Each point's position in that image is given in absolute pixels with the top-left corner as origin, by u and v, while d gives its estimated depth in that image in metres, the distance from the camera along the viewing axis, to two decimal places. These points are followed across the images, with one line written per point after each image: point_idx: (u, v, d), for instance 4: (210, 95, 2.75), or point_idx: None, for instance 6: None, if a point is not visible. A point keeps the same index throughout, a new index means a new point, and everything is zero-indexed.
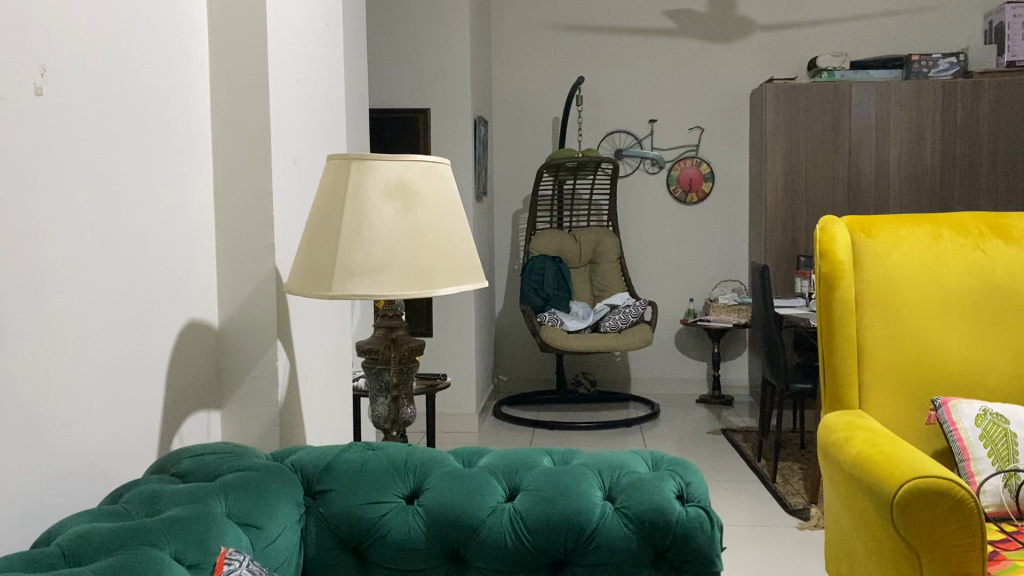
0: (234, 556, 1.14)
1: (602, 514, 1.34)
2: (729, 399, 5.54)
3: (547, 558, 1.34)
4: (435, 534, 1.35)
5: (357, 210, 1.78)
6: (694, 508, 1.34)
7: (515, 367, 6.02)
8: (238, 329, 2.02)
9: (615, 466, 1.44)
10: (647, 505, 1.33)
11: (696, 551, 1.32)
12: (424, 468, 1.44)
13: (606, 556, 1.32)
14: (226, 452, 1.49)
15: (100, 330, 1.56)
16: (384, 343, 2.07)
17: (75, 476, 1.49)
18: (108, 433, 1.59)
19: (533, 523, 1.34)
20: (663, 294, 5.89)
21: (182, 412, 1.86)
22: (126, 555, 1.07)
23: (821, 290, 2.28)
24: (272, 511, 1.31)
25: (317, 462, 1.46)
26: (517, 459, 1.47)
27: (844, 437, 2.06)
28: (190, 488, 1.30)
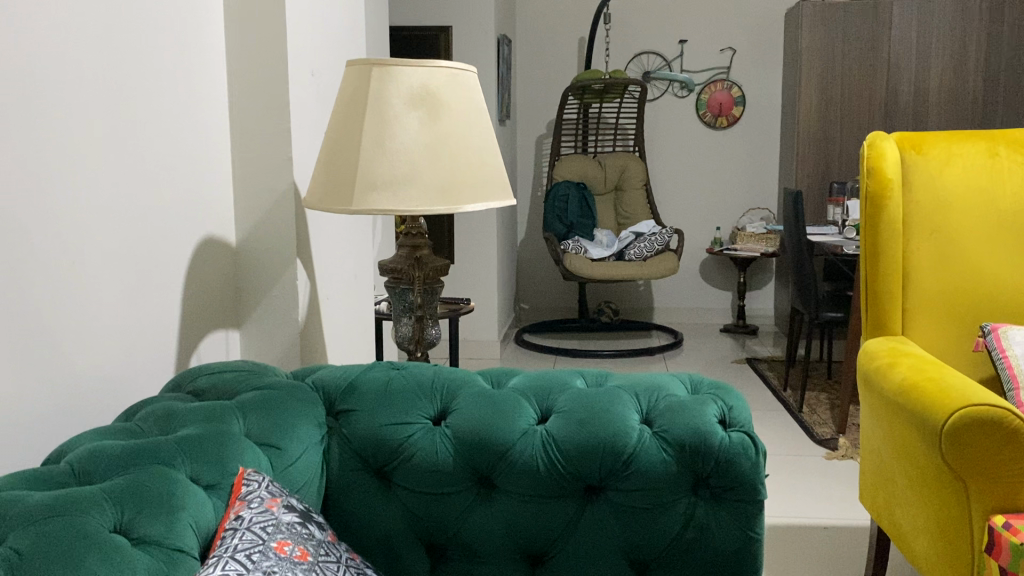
0: (253, 476, 1.07)
1: (640, 438, 1.27)
2: (754, 329, 5.46)
3: (581, 483, 1.27)
4: (463, 456, 1.29)
5: (379, 120, 1.68)
6: (737, 434, 1.27)
7: (537, 295, 5.95)
8: (257, 247, 1.94)
9: (652, 389, 1.36)
10: (687, 429, 1.26)
11: (740, 477, 1.24)
12: (452, 388, 1.37)
13: (645, 481, 1.25)
14: (244, 370, 1.42)
15: (111, 242, 1.49)
16: (408, 262, 1.98)
17: (87, 396, 1.43)
18: (120, 353, 1.52)
19: (566, 447, 1.26)
20: (689, 222, 5.76)
21: (200, 331, 1.80)
22: (139, 473, 1.01)
23: (868, 211, 2.16)
24: (293, 431, 1.25)
25: (340, 382, 1.39)
26: (548, 380, 1.39)
27: (887, 364, 1.97)
28: (207, 406, 1.24)
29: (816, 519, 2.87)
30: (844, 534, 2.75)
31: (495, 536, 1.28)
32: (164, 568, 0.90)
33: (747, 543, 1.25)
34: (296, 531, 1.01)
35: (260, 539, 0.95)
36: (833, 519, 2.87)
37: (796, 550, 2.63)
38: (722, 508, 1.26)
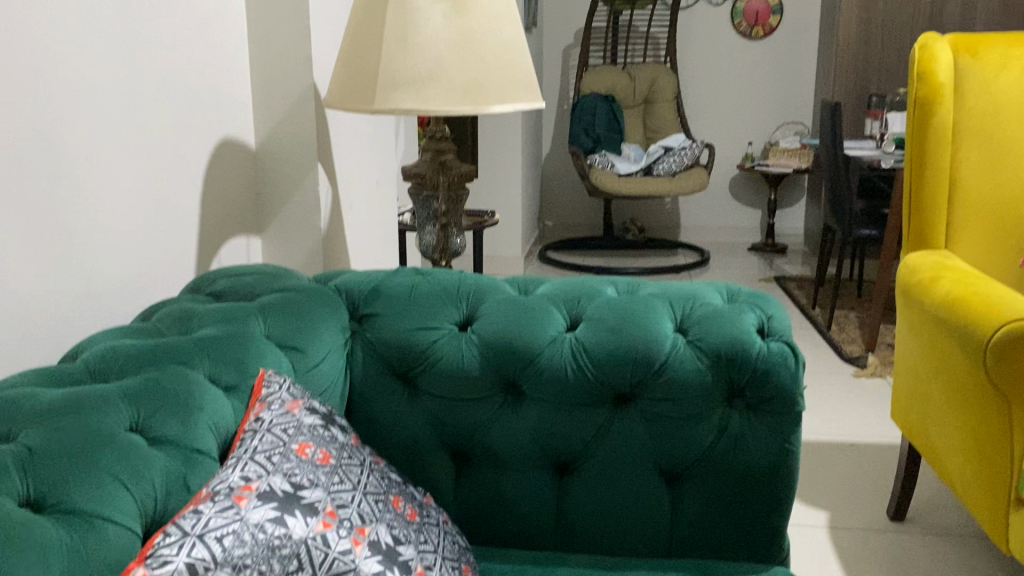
0: (274, 378, 1.04)
1: (674, 346, 1.22)
2: (783, 247, 5.36)
3: (612, 390, 1.22)
4: (490, 363, 1.24)
5: (402, 13, 1.58)
6: (777, 343, 1.21)
7: (562, 210, 5.86)
8: (277, 150, 1.88)
9: (688, 297, 1.30)
10: (724, 338, 1.20)
11: (778, 388, 1.19)
12: (479, 294, 1.32)
13: (678, 390, 1.20)
14: (265, 273, 1.38)
15: (128, 136, 1.43)
16: (432, 167, 1.90)
17: (109, 297, 1.40)
18: (140, 255, 1.48)
19: (597, 353, 1.22)
20: (720, 137, 5.60)
21: (220, 236, 1.75)
22: (156, 372, 0.97)
23: (916, 118, 2.04)
24: (315, 334, 1.22)
25: (363, 286, 1.35)
26: (578, 287, 1.34)
27: (930, 278, 1.89)
28: (227, 307, 1.20)
29: (843, 437, 2.84)
30: (871, 452, 2.72)
31: (522, 443, 1.25)
32: (183, 470, 0.87)
33: (782, 455, 1.21)
34: (319, 433, 0.97)
35: (281, 440, 0.92)
36: (860, 436, 2.84)
37: (822, 466, 2.61)
38: (757, 419, 1.21)
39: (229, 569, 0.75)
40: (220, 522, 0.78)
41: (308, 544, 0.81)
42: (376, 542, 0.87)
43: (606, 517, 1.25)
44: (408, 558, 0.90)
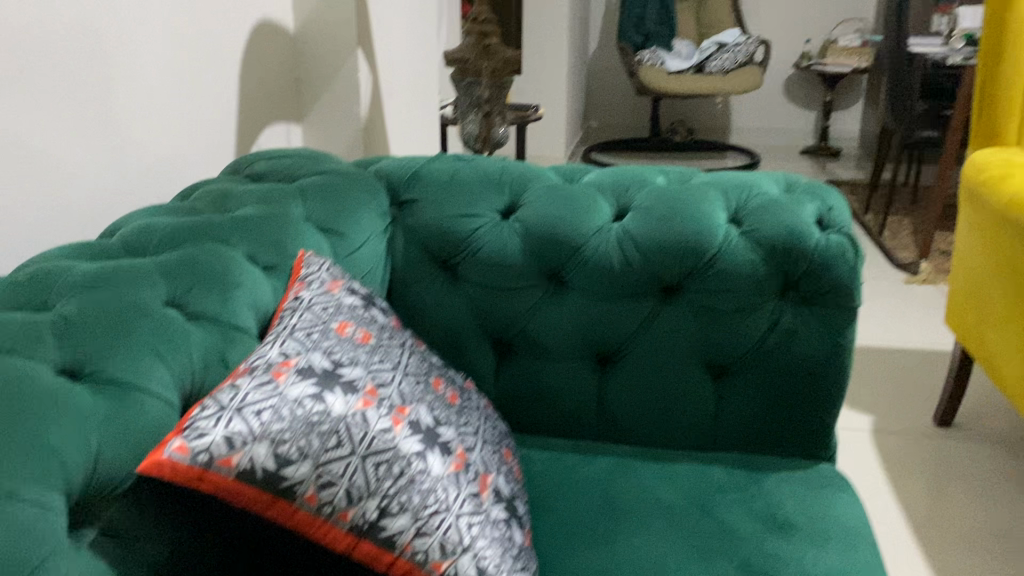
0: (313, 260, 1.01)
1: (726, 238, 1.16)
2: (837, 151, 5.16)
3: (659, 282, 1.18)
4: (534, 251, 1.20)
5: None
6: (836, 235, 1.15)
7: (608, 110, 5.70)
8: (316, 33, 1.81)
9: (743, 186, 1.23)
10: (780, 230, 1.15)
11: (834, 282, 1.14)
12: (522, 180, 1.27)
13: (729, 283, 1.15)
14: (305, 156, 1.34)
15: (164, 13, 1.38)
16: (475, 52, 1.82)
17: (149, 175, 1.37)
18: (179, 135, 1.45)
19: (645, 243, 1.17)
20: (775, 34, 5.34)
21: (258, 122, 1.71)
22: (194, 249, 0.95)
23: (994, 5, 1.92)
24: (355, 218, 1.19)
25: (404, 171, 1.30)
26: (627, 175, 1.28)
27: (998, 177, 1.79)
28: (265, 188, 1.17)
29: (890, 343, 2.77)
30: (919, 358, 2.66)
31: (566, 333, 1.22)
32: (221, 346, 0.86)
33: (834, 352, 1.16)
34: (358, 314, 0.95)
35: (320, 320, 0.90)
36: (908, 343, 2.77)
37: (866, 370, 2.56)
38: (811, 314, 1.16)
39: (267, 443, 0.74)
40: (258, 397, 0.77)
41: (347, 421, 0.80)
42: (415, 423, 0.86)
43: (649, 409, 1.22)
44: (448, 441, 0.89)
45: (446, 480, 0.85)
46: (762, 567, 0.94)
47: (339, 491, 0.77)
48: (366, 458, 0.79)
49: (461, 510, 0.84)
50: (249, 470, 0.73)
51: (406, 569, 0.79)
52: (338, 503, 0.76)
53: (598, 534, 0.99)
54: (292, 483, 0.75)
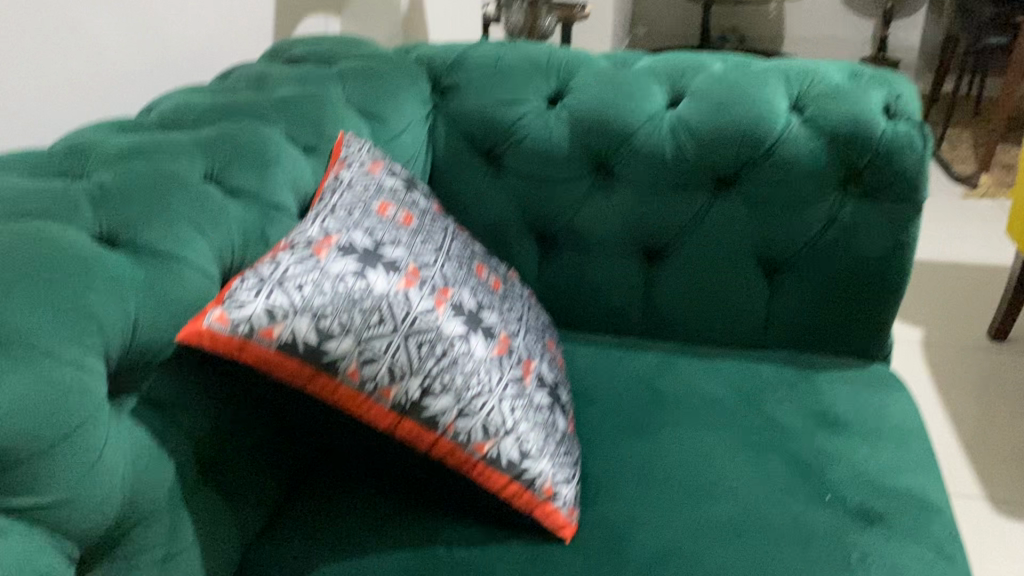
0: (353, 140, 0.98)
1: (786, 127, 1.10)
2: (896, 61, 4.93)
3: (713, 173, 1.13)
4: (581, 141, 1.15)
5: None
6: (904, 124, 1.08)
7: None
8: None
9: (805, 71, 1.16)
10: (844, 118, 1.08)
11: (899, 174, 1.07)
12: (571, 66, 1.20)
13: (786, 174, 1.10)
14: (344, 42, 1.29)
15: None
16: None
17: (188, 61, 1.33)
18: (217, 19, 1.40)
19: (701, 130, 1.11)
20: None
21: (297, 10, 1.65)
22: (232, 126, 0.92)
23: None
24: (395, 103, 1.14)
25: (446, 56, 1.25)
26: (681, 60, 1.21)
27: None
28: (303, 71, 1.13)
29: (944, 256, 2.68)
30: (973, 273, 2.57)
31: (613, 227, 1.17)
32: (260, 222, 0.85)
33: (895, 247, 1.11)
34: (400, 196, 0.92)
35: (361, 199, 0.87)
36: (962, 257, 2.68)
37: (918, 283, 2.48)
38: (873, 207, 1.10)
39: (308, 317, 0.72)
40: (299, 271, 0.75)
41: (389, 300, 0.77)
42: (458, 305, 0.83)
43: (697, 306, 1.19)
44: (492, 325, 0.86)
45: (489, 363, 0.82)
46: (812, 462, 0.91)
47: (382, 369, 0.75)
48: (409, 336, 0.77)
49: (504, 393, 0.82)
50: (291, 343, 0.71)
51: (449, 449, 0.78)
52: (381, 380, 0.75)
53: (643, 426, 0.97)
54: (335, 358, 0.73)
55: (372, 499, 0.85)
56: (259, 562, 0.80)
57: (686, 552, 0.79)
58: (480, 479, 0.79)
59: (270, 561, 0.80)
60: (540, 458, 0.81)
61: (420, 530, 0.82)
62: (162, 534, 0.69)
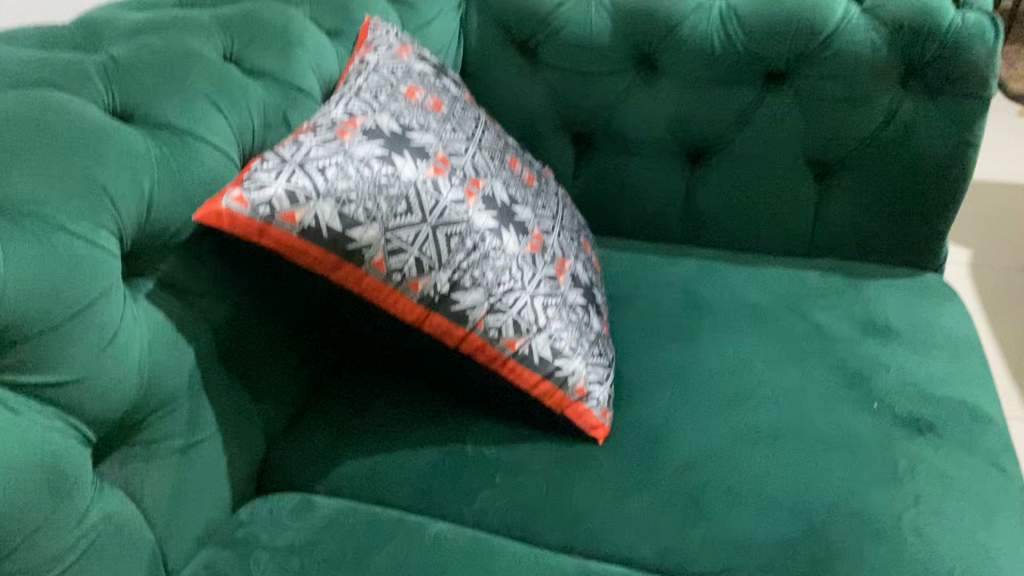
0: (381, 23, 0.92)
1: (844, 17, 1.02)
2: None
3: (763, 68, 1.05)
4: (622, 32, 1.07)
5: None
6: (973, 15, 0.99)
7: None
8: None
9: None
10: (909, 7, 0.99)
11: (967, 68, 0.99)
12: None
13: (842, 69, 1.02)
14: None
15: None
16: None
17: None
18: None
19: (751, 21, 1.03)
20: None
21: None
22: (253, 4, 0.87)
23: None
24: None
25: None
26: None
27: None
28: None
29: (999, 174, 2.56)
30: None
31: (655, 126, 1.11)
32: (282, 104, 0.80)
33: (957, 149, 1.03)
34: (430, 81, 0.86)
35: (388, 83, 0.82)
36: None
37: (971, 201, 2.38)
38: (936, 105, 1.02)
39: (332, 202, 0.68)
40: (322, 154, 0.70)
41: (417, 187, 0.73)
42: (490, 196, 0.79)
43: (741, 211, 1.13)
44: (526, 219, 0.82)
45: (522, 258, 0.78)
46: (859, 369, 0.87)
47: (410, 259, 0.71)
48: (438, 226, 0.73)
49: (537, 290, 0.78)
50: (314, 229, 0.67)
51: (479, 345, 0.75)
52: (409, 272, 0.71)
53: (680, 330, 0.93)
54: (360, 246, 0.69)
55: (399, 396, 0.83)
56: (283, 456, 0.79)
57: (724, 455, 0.76)
58: (511, 378, 0.76)
59: (294, 455, 0.78)
60: (574, 357, 0.77)
61: (447, 429, 0.79)
62: (180, 421, 0.67)
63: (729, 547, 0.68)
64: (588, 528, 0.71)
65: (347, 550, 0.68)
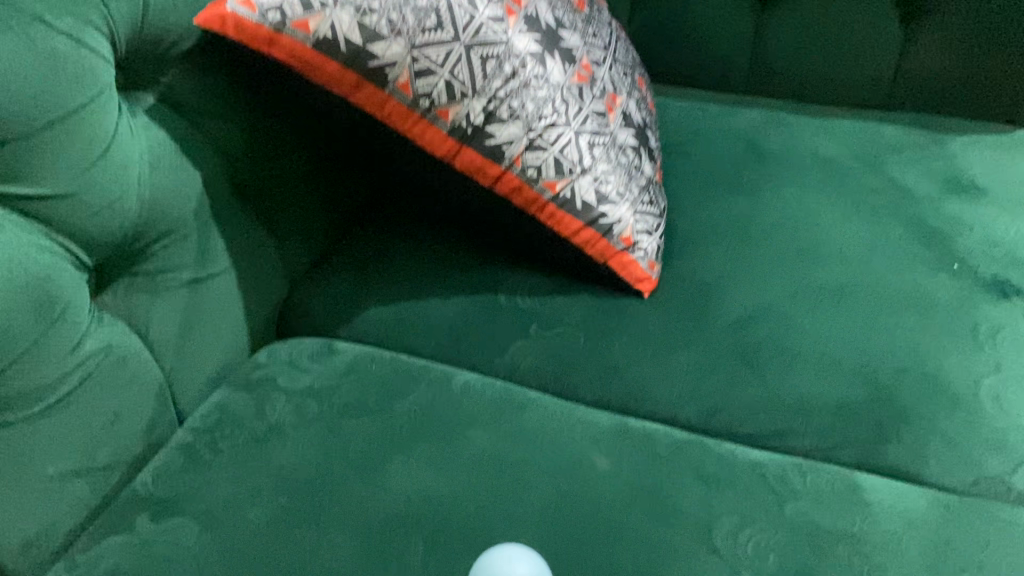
0: None
1: None
2: None
3: None
4: None
5: None
6: None
7: None
8: None
9: None
10: None
11: None
12: None
13: None
14: None
15: None
16: None
17: None
18: None
19: None
20: None
21: None
22: None
23: None
24: None
25: None
26: None
27: None
28: None
29: None
30: None
31: None
32: None
33: None
34: None
35: None
36: None
37: None
38: None
39: (351, 10, 0.59)
40: None
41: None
42: (534, 15, 0.67)
43: (815, 56, 1.01)
44: (574, 48, 0.70)
45: (567, 89, 0.68)
46: (938, 228, 0.78)
47: (440, 82, 0.62)
48: (473, 45, 0.63)
49: (583, 129, 0.68)
50: (330, 41, 0.59)
51: (515, 187, 0.66)
52: (439, 98, 0.62)
53: (740, 182, 0.84)
54: (383, 64, 0.61)
55: (429, 241, 0.76)
56: (304, 300, 0.73)
57: (781, 314, 0.69)
58: (550, 224, 0.68)
59: (316, 299, 0.73)
60: (620, 203, 0.70)
61: (480, 279, 0.73)
62: (188, 254, 0.61)
63: (782, 409, 0.62)
64: (626, 383, 0.65)
65: (368, 396, 0.64)
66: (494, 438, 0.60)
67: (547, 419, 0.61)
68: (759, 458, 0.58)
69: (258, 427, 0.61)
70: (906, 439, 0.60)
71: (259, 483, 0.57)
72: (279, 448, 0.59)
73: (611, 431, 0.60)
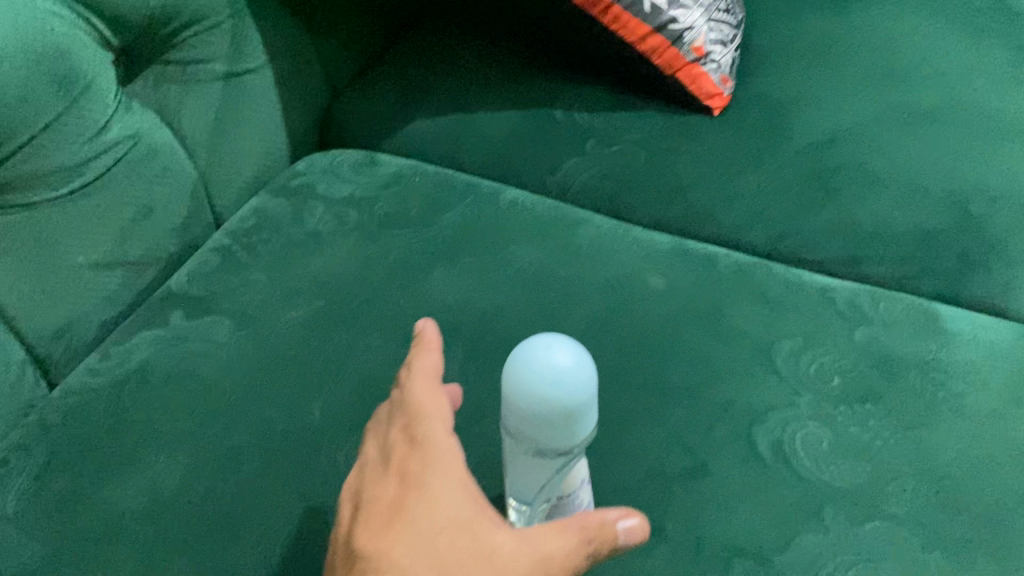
0: None
1: None
2: None
3: None
4: None
5: None
6: None
7: None
8: None
9: None
10: None
11: None
12: None
13: None
14: None
15: None
16: None
17: None
18: None
19: None
20: None
21: None
22: None
23: None
24: None
25: None
26: None
27: None
28: None
29: None
30: None
31: None
32: None
33: None
34: None
35: None
36: None
37: None
38: None
39: None
40: None
41: None
42: None
43: None
44: None
45: None
46: None
47: None
48: None
49: None
50: None
51: None
52: None
53: None
54: None
55: (482, 52, 0.70)
56: (346, 110, 0.69)
57: (864, 136, 0.62)
58: (614, 29, 0.61)
59: (361, 109, 0.68)
60: (691, 8, 0.63)
61: (536, 92, 0.67)
62: (224, 43, 0.57)
63: (858, 236, 0.57)
64: (688, 204, 0.60)
65: (410, 207, 0.60)
66: (543, 253, 0.56)
67: (600, 237, 0.57)
68: (830, 284, 0.53)
69: (295, 233, 0.58)
70: (994, 271, 0.54)
71: (296, 287, 0.54)
72: (317, 254, 0.56)
73: (668, 252, 0.56)
